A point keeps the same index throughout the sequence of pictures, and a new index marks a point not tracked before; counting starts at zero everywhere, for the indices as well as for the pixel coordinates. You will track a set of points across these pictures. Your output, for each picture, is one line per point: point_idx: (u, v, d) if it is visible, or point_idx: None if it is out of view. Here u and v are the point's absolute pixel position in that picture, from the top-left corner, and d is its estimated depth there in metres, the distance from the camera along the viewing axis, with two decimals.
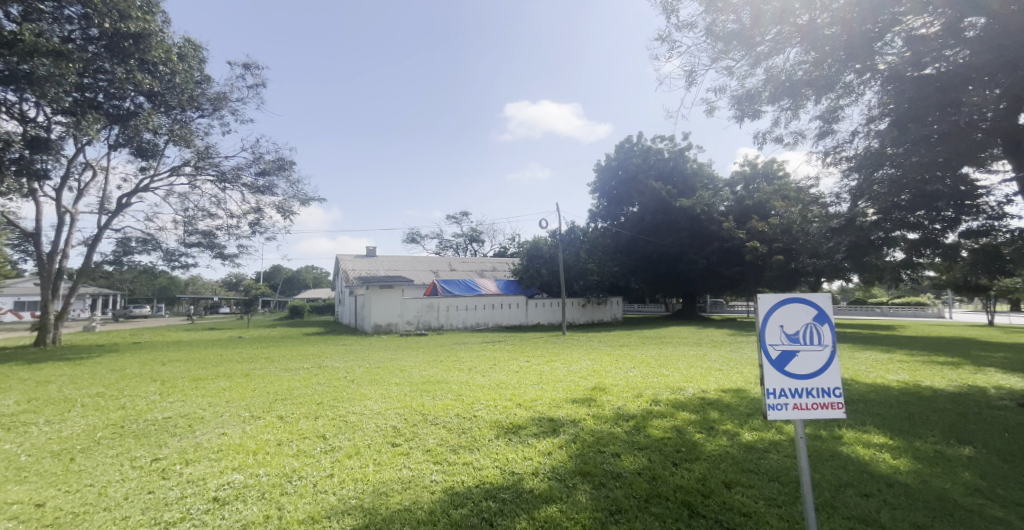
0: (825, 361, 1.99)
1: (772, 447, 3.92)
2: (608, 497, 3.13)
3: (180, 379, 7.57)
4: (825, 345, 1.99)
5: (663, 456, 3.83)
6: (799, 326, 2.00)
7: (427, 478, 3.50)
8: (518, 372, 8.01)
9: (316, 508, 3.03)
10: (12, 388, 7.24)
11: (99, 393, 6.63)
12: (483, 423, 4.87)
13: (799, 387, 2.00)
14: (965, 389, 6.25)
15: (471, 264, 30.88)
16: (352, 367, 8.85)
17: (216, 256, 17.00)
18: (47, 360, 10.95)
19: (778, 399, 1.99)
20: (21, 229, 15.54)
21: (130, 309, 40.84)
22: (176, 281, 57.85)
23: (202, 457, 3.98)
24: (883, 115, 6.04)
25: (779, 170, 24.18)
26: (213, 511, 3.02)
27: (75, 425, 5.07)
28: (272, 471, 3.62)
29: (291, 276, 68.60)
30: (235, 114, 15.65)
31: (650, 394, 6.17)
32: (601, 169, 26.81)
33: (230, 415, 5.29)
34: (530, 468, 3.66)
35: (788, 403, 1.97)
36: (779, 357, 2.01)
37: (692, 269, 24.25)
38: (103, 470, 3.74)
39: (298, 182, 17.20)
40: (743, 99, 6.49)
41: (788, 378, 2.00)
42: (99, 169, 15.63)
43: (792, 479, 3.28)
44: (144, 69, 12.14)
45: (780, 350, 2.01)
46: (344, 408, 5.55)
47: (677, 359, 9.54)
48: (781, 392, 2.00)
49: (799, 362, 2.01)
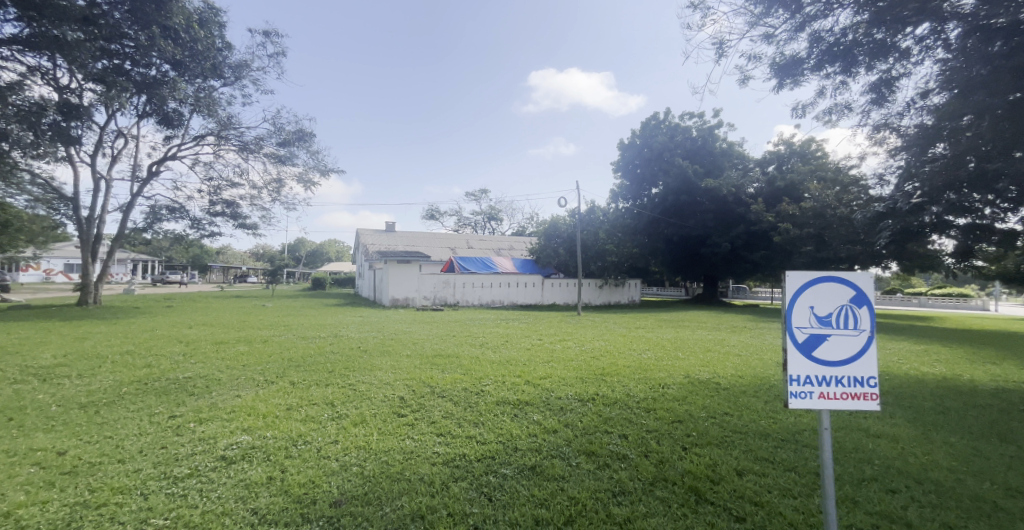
0: (861, 345, 1.77)
1: (789, 436, 3.76)
2: (611, 478, 3.04)
3: (204, 342, 7.78)
4: (862, 330, 1.76)
5: (672, 439, 3.71)
6: (832, 308, 1.78)
7: (429, 449, 3.47)
8: (529, 350, 7.95)
9: (318, 472, 3.01)
10: (52, 342, 7.63)
11: (128, 351, 6.88)
12: (489, 398, 4.82)
13: (828, 374, 1.79)
14: (1008, 386, 5.86)
15: (490, 242, 30.83)
16: (367, 338, 8.96)
17: (240, 226, 17.35)
18: (85, 318, 11.49)
19: (803, 387, 1.79)
20: (60, 193, 16.14)
21: (165, 274, 42.49)
22: (207, 251, 59.99)
23: (214, 416, 3.99)
24: (943, 86, 5.68)
25: (816, 149, 22.97)
26: (219, 469, 3.02)
27: (103, 380, 5.23)
28: (280, 434, 3.61)
29: (314, 249, 69.97)
30: (256, 83, 15.75)
31: (662, 377, 6.02)
32: (625, 147, 26.15)
33: (246, 379, 5.34)
34: (534, 445, 3.61)
35: (813, 392, 1.77)
36: (807, 341, 1.80)
37: (715, 252, 23.70)
38: (123, 424, 3.79)
39: (319, 152, 17.30)
40: (784, 67, 6.18)
41: (816, 364, 1.79)
42: (130, 137, 15.99)
43: (809, 470, 3.12)
44: (167, 36, 12.00)
45: (808, 333, 1.79)
46: (355, 377, 5.58)
47: (693, 344, 9.31)
48: (806, 379, 1.80)
49: (831, 347, 1.79)
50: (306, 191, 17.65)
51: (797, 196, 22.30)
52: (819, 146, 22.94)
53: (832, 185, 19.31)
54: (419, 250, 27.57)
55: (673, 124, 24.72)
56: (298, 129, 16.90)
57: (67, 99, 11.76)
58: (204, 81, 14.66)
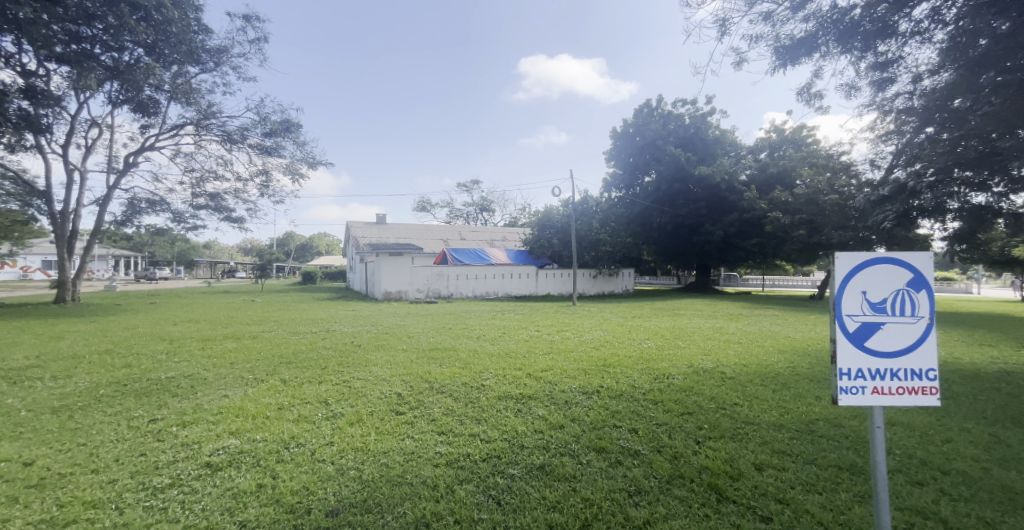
0: (919, 334, 1.63)
1: (805, 426, 3.63)
2: (625, 477, 2.88)
3: (190, 339, 7.49)
4: (921, 317, 1.62)
5: (684, 433, 3.56)
6: (888, 293, 1.63)
7: (431, 449, 3.29)
8: (527, 341, 7.79)
9: (313, 477, 2.82)
10: (26, 342, 7.30)
11: (108, 350, 6.58)
12: (491, 393, 4.65)
13: (883, 367, 1.65)
14: (1011, 368, 5.80)
15: (482, 234, 30.54)
16: (360, 332, 8.73)
17: (224, 219, 16.87)
18: (61, 315, 11.08)
19: (854, 383, 1.66)
20: (34, 187, 15.53)
21: (150, 270, 41.62)
22: (193, 246, 59.00)
23: (200, 419, 3.75)
24: (951, 64, 5.59)
25: (808, 135, 22.94)
26: (204, 477, 2.80)
27: (79, 381, 4.95)
28: (271, 437, 3.39)
29: (304, 243, 69.12)
30: (236, 70, 15.28)
31: (666, 367, 5.88)
32: (617, 136, 25.96)
33: (234, 377, 5.08)
34: (541, 442, 3.44)
35: (866, 387, 1.65)
36: (859, 331, 1.66)
37: (708, 240, 23.71)
38: (99, 429, 3.55)
39: (305, 143, 16.88)
40: (785, 49, 5.99)
41: (869, 356, 1.66)
42: (106, 127, 15.42)
43: (832, 462, 2.97)
44: (139, 19, 11.47)
45: (859, 322, 1.65)
46: (348, 373, 5.37)
47: (692, 332, 9.19)
48: (858, 373, 1.67)
49: (885, 336, 1.65)
50: (294, 182, 17.22)
51: (789, 183, 22.29)
52: (811, 132, 22.91)
53: (824, 170, 19.29)
54: (410, 242, 27.23)
55: (665, 112, 24.53)
56: (284, 119, 16.47)
57: (33, 85, 11.25)
58: (181, 67, 14.18)
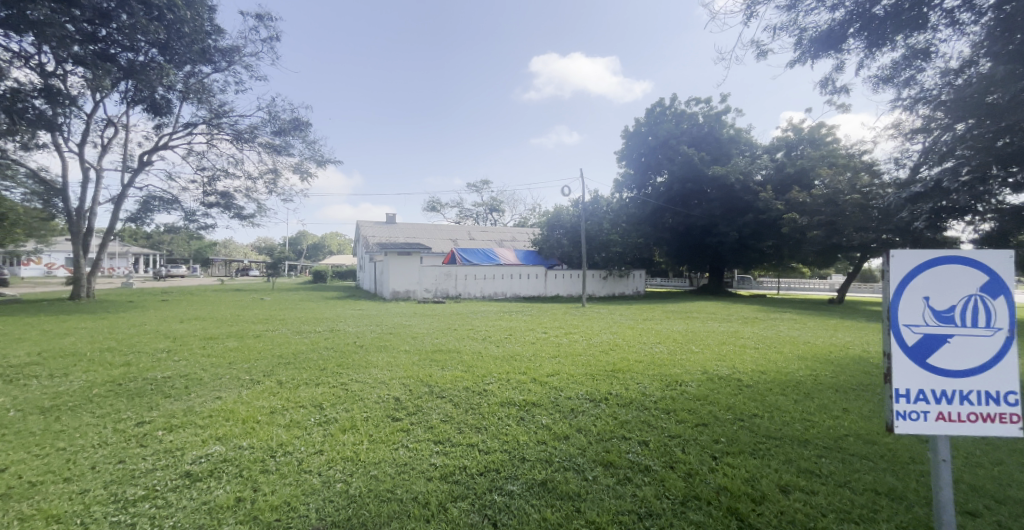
0: (996, 351, 1.69)
1: (833, 443, 3.34)
2: (634, 496, 2.64)
3: (193, 337, 7.37)
4: (998, 328, 1.67)
5: (699, 447, 3.30)
6: (957, 302, 1.70)
7: (426, 461, 3.06)
8: (534, 344, 7.54)
9: (297, 491, 2.61)
10: (29, 339, 7.23)
11: (109, 348, 6.47)
12: (493, 399, 4.41)
13: (953, 388, 1.73)
14: None
15: (492, 234, 30.33)
16: (365, 332, 8.56)
17: (234, 218, 16.90)
18: (72, 312, 11.14)
19: (918, 406, 1.76)
20: (49, 184, 15.68)
21: (166, 268, 42.19)
22: (207, 244, 59.78)
23: (187, 423, 3.57)
24: (990, 56, 5.25)
25: (826, 135, 22.33)
26: (180, 489, 2.61)
27: (73, 380, 4.83)
28: (258, 444, 3.19)
29: (316, 243, 69.66)
30: (248, 69, 15.31)
31: (678, 373, 5.59)
32: (629, 135, 25.59)
33: (230, 378, 4.91)
34: (543, 455, 3.19)
35: (929, 412, 1.74)
36: (921, 341, 1.76)
37: (721, 242, 23.26)
38: (83, 432, 3.40)
39: (315, 141, 16.85)
40: (810, 42, 5.69)
41: (933, 375, 1.74)
42: (120, 126, 15.52)
43: (866, 487, 2.70)
44: (152, 18, 11.48)
45: (921, 333, 1.75)
46: (348, 375, 5.18)
47: (706, 336, 8.89)
48: (923, 393, 1.76)
49: (951, 350, 1.73)
50: (303, 181, 17.21)
51: (806, 183, 21.72)
52: (829, 131, 22.28)
53: (843, 171, 18.72)
54: (419, 241, 27.13)
55: (678, 111, 24.09)
56: (294, 118, 16.46)
57: (50, 84, 11.34)
58: (194, 67, 14.23)
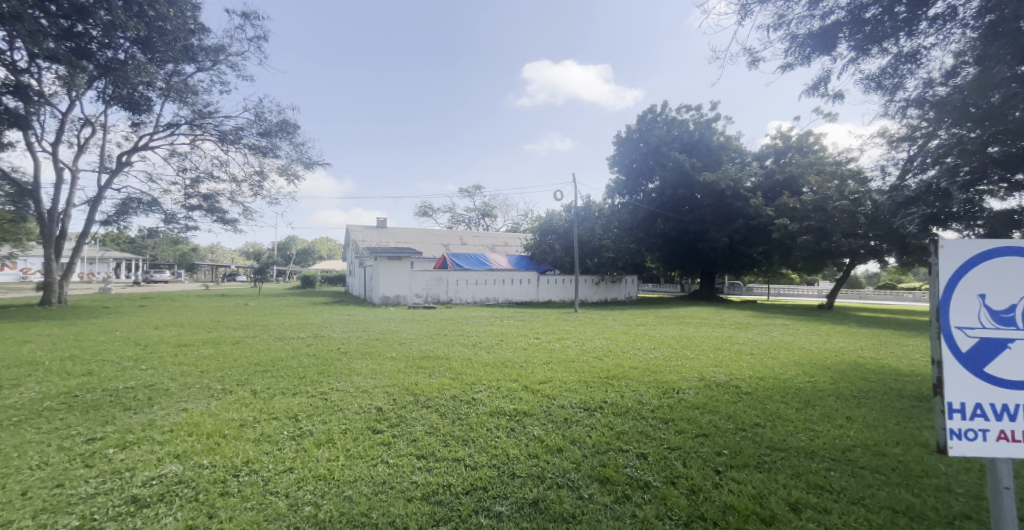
0: None
1: (841, 455, 3.15)
2: (633, 517, 2.42)
3: (165, 344, 7.02)
4: None
5: (701, 460, 3.09)
6: (1013, 304, 1.68)
7: (406, 478, 2.81)
8: (526, 350, 7.31)
9: (258, 516, 2.35)
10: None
11: (73, 356, 6.11)
12: (482, 409, 4.17)
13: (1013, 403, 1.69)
14: None
15: (484, 239, 30.12)
16: (350, 339, 8.26)
17: (217, 221, 16.49)
18: (42, 318, 10.68)
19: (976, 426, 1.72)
20: (23, 186, 15.17)
21: (150, 273, 41.26)
22: (194, 248, 58.87)
23: (144, 439, 3.27)
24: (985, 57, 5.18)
25: (815, 141, 22.50)
26: (124, 518, 2.34)
27: (27, 392, 4.49)
28: (220, 462, 2.91)
29: (305, 248, 68.82)
30: (233, 69, 15.00)
31: (675, 380, 5.39)
32: (621, 141, 25.62)
33: (199, 388, 4.60)
34: (535, 470, 2.96)
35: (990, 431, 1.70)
36: (978, 348, 1.72)
37: (713, 247, 23.27)
38: (24, 451, 3.09)
39: (302, 144, 16.55)
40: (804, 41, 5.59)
41: (994, 388, 1.70)
42: (99, 126, 15.08)
43: (882, 504, 2.51)
44: (133, 16, 11.18)
45: (977, 338, 1.72)
46: (329, 384, 4.91)
47: (701, 342, 8.72)
48: (984, 408, 1.71)
49: (1010, 359, 1.69)
50: (290, 184, 16.88)
51: (796, 189, 21.83)
52: (818, 138, 22.46)
53: (832, 176, 18.83)
54: (410, 247, 26.82)
55: (670, 118, 24.15)
56: (281, 120, 16.16)
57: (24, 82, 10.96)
58: (177, 66, 13.92)
